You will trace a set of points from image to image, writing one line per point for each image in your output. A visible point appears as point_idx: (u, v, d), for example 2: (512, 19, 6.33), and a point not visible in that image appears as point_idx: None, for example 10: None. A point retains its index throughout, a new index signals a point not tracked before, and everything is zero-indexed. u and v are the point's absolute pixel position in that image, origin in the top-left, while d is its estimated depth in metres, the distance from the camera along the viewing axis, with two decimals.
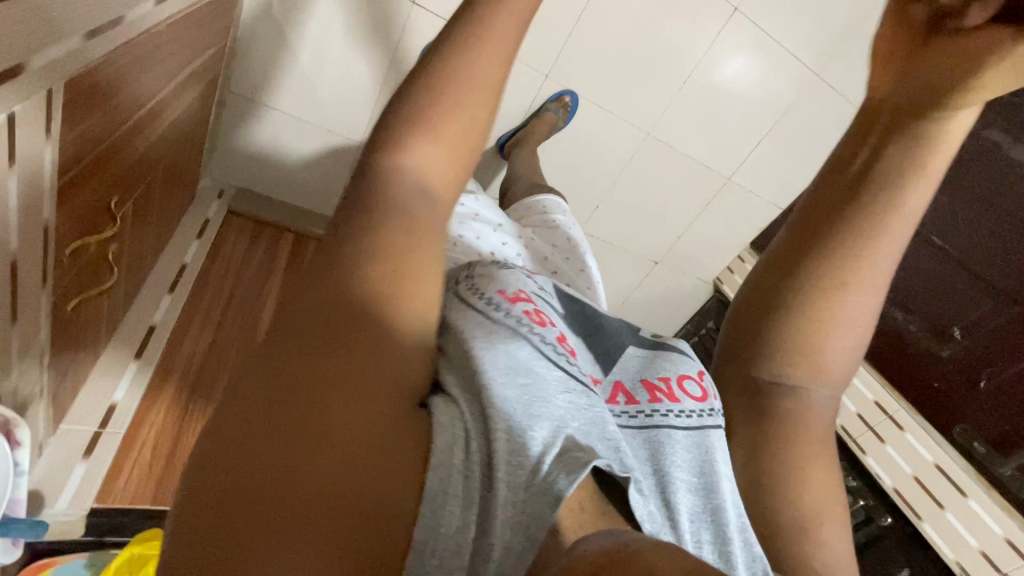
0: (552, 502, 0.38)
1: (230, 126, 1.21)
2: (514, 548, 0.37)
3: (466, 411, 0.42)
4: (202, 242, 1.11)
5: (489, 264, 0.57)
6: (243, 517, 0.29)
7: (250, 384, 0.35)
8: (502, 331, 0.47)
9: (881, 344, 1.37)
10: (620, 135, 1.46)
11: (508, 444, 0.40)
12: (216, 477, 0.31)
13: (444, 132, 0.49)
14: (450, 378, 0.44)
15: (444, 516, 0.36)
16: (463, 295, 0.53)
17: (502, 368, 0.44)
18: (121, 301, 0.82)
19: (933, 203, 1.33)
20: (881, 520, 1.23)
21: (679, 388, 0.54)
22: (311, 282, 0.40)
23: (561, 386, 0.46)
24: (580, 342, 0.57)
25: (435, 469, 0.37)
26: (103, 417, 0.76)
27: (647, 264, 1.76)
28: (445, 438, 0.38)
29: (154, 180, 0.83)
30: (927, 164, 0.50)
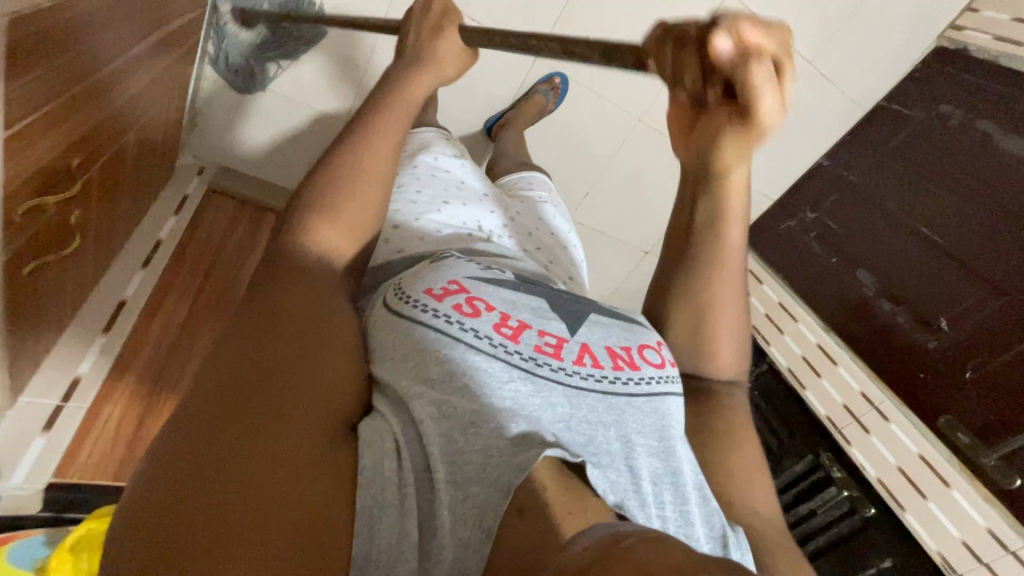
0: (505, 492, 0.44)
1: (210, 101, 1.18)
2: (470, 543, 0.43)
3: (396, 423, 0.49)
4: (180, 218, 1.08)
5: (421, 264, 0.62)
6: (197, 537, 0.38)
7: (189, 424, 0.43)
8: (431, 336, 0.53)
9: (868, 335, 1.36)
10: (610, 120, 1.44)
11: (444, 449, 0.47)
12: (169, 509, 0.39)
13: (340, 210, 0.59)
14: (380, 400, 0.52)
15: (381, 530, 0.43)
16: (391, 303, 0.58)
17: (436, 377, 0.51)
18: (88, 272, 0.79)
19: (924, 195, 1.34)
20: (864, 511, 1.26)
21: (638, 358, 0.59)
22: (242, 329, 0.49)
23: (504, 376, 0.52)
24: (539, 315, 0.59)
25: (365, 488, 0.45)
26: (66, 391, 0.73)
27: (638, 254, 1.74)
28: (369, 460, 0.46)
29: (126, 148, 0.80)
30: (730, 203, 0.67)
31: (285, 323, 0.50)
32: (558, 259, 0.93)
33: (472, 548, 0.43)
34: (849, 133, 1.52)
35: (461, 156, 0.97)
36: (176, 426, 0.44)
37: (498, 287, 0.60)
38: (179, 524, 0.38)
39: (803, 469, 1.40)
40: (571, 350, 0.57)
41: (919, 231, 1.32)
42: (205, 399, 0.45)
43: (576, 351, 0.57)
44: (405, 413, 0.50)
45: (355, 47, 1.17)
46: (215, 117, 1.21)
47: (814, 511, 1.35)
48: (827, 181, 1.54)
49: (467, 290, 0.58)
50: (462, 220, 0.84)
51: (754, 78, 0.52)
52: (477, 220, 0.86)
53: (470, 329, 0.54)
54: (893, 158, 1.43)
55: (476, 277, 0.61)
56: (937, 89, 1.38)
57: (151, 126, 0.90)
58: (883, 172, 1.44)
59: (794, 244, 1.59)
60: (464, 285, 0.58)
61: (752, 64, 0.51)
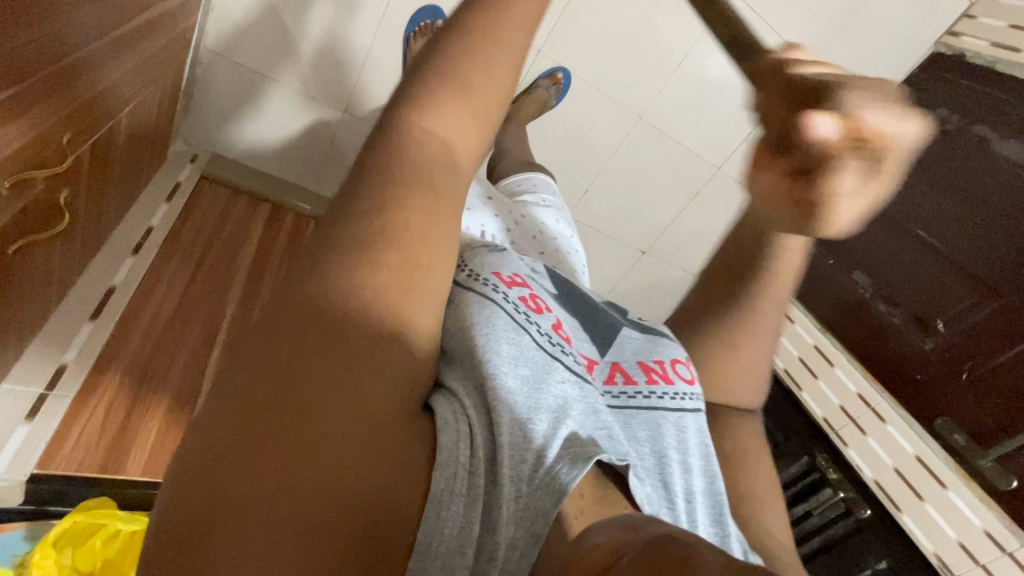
0: (556, 498, 0.41)
1: (206, 85, 1.16)
2: (518, 544, 0.39)
3: (467, 403, 0.44)
4: (173, 205, 1.05)
5: (479, 249, 0.62)
6: (239, 526, 0.29)
7: (241, 381, 0.34)
8: (503, 318, 0.51)
9: (863, 336, 1.37)
10: (611, 118, 1.44)
11: (511, 438, 0.43)
12: (208, 485, 0.30)
13: (472, 99, 0.49)
14: (449, 376, 0.48)
15: (445, 518, 0.37)
16: (460, 279, 0.57)
17: (506, 359, 0.48)
18: (75, 256, 0.76)
19: (921, 198, 1.35)
20: (860, 512, 1.26)
21: (670, 372, 0.61)
22: (310, 267, 0.40)
23: (559, 376, 0.52)
24: (579, 326, 0.62)
25: (440, 467, 0.38)
26: (51, 379, 0.70)
27: (635, 254, 1.74)
28: (448, 436, 0.40)
29: (117, 128, 0.78)
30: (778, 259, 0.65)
31: (359, 264, 0.40)
32: (563, 265, 0.92)
33: (521, 553, 0.39)
34: None
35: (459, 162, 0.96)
36: (224, 382, 0.35)
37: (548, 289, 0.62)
38: (231, 496, 0.30)
39: (798, 471, 1.40)
40: (603, 370, 0.60)
41: (916, 233, 1.33)
42: (263, 347, 0.36)
43: (607, 370, 0.60)
44: (471, 393, 0.46)
45: (357, 34, 1.14)
46: (212, 102, 1.18)
47: (810, 512, 1.33)
48: None
49: (530, 286, 0.59)
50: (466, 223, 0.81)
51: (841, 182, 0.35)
52: (482, 224, 0.84)
53: (535, 323, 0.54)
54: None
55: (533, 276, 0.62)
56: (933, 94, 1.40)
57: (143, 108, 0.87)
58: None
59: None
60: (527, 278, 0.59)
61: (847, 163, 0.35)
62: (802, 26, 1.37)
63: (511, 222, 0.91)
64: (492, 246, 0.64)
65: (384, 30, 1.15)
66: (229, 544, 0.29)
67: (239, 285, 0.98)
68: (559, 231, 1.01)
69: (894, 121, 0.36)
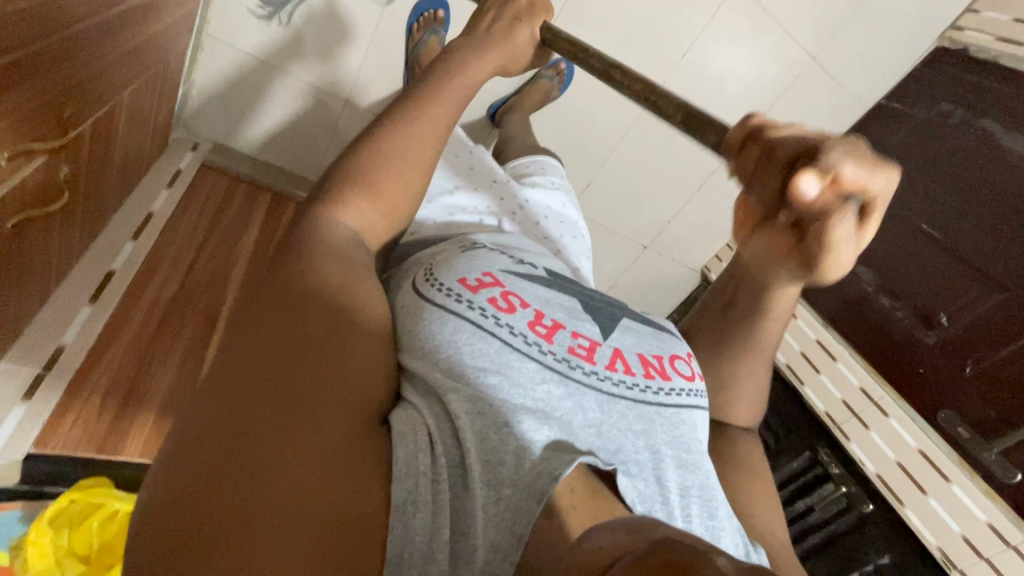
0: (539, 497, 0.42)
1: (207, 72, 1.15)
2: (501, 548, 0.40)
3: (427, 415, 0.47)
4: (172, 192, 1.04)
5: (453, 254, 0.63)
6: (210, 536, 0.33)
7: (203, 410, 0.39)
8: (467, 329, 0.53)
9: (866, 331, 1.37)
10: (614, 111, 1.43)
11: (479, 443, 0.46)
12: (176, 506, 0.34)
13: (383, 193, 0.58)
14: (410, 392, 0.51)
15: (414, 525, 0.39)
16: (423, 289, 0.57)
17: (472, 368, 0.50)
18: (75, 238, 0.76)
19: (926, 194, 1.35)
20: (863, 507, 1.24)
21: (668, 368, 0.61)
22: (252, 315, 0.46)
23: (538, 378, 0.52)
24: (574, 317, 0.61)
25: (399, 480, 0.41)
26: (48, 358, 0.68)
27: (637, 250, 1.74)
28: (405, 450, 0.43)
29: (120, 109, 0.77)
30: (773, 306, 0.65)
31: (300, 307, 0.46)
32: (567, 247, 0.93)
33: (502, 555, 0.40)
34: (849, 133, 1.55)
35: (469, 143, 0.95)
36: (182, 423, 0.40)
37: (531, 283, 0.62)
38: (199, 517, 0.34)
39: (800, 466, 1.38)
40: (604, 354, 0.58)
41: (920, 228, 1.34)
42: (222, 385, 0.41)
43: (609, 355, 0.58)
44: (433, 406, 0.49)
45: (360, 23, 1.14)
46: (214, 91, 1.18)
47: (812, 507, 1.33)
48: None
49: (501, 284, 0.59)
50: (460, 211, 0.82)
51: (838, 227, 0.46)
52: (484, 208, 0.85)
53: (506, 325, 0.55)
54: (892, 156, 1.45)
55: (508, 271, 0.62)
56: (937, 89, 1.39)
57: (146, 92, 0.87)
58: None
59: None
60: (498, 278, 0.60)
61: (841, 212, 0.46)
62: (806, 22, 1.37)
63: (518, 204, 0.92)
64: (467, 248, 0.64)
65: (388, 19, 1.14)
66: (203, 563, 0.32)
67: (240, 272, 0.97)
68: (565, 212, 1.01)
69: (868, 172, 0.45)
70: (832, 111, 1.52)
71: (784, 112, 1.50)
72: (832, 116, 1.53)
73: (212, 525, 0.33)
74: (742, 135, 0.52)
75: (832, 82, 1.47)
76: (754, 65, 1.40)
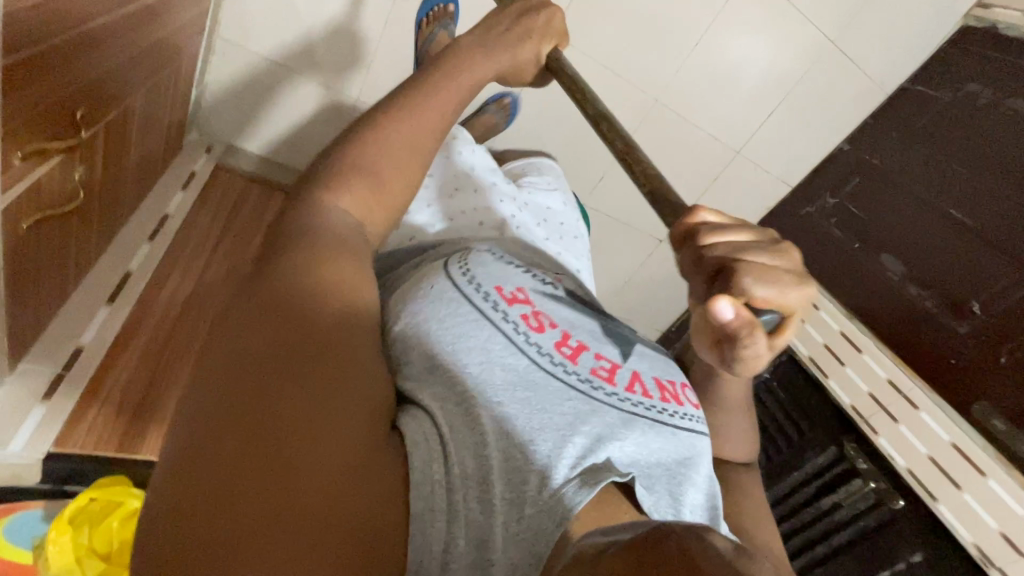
0: (558, 520, 0.43)
1: (220, 74, 1.15)
2: (517, 565, 0.42)
3: (442, 424, 0.48)
4: (187, 194, 1.05)
5: (484, 257, 0.65)
6: (233, 541, 0.34)
7: (209, 407, 0.39)
8: (499, 341, 0.55)
9: (893, 319, 1.35)
10: (629, 103, 1.40)
11: (502, 460, 0.46)
12: (202, 503, 0.35)
13: (393, 178, 0.57)
14: (427, 395, 0.50)
15: (431, 534, 0.41)
16: (459, 281, 0.59)
17: (500, 383, 0.52)
18: (93, 239, 0.76)
19: (954, 178, 1.31)
20: (892, 503, 1.20)
21: (680, 395, 0.65)
22: (292, 299, 0.45)
23: (563, 395, 0.54)
24: (589, 339, 0.63)
25: (417, 487, 0.42)
26: (68, 360, 0.69)
27: (652, 243, 1.71)
28: (421, 458, 0.44)
29: (135, 109, 0.77)
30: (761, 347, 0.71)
31: (308, 314, 0.44)
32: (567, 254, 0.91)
33: (520, 573, 0.41)
34: (870, 118, 1.51)
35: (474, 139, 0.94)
36: (189, 408, 0.40)
37: (558, 305, 0.65)
38: (225, 529, 0.34)
39: (826, 462, 1.35)
40: (624, 376, 0.61)
41: (948, 214, 1.30)
42: (241, 379, 0.40)
43: (627, 378, 0.61)
44: (448, 412, 0.49)
45: (372, 23, 1.14)
46: (227, 92, 1.18)
47: (839, 504, 1.29)
48: (850, 165, 1.54)
49: (532, 303, 0.62)
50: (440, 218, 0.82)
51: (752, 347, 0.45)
52: (479, 209, 0.84)
53: (534, 344, 0.57)
54: (917, 140, 1.41)
55: (536, 291, 0.65)
56: (963, 69, 1.35)
57: (160, 93, 0.88)
58: (906, 157, 1.42)
59: (816, 229, 1.58)
60: (529, 296, 0.63)
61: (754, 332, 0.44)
62: (824, 6, 1.33)
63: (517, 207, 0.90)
64: (494, 256, 0.66)
65: (398, 17, 1.14)
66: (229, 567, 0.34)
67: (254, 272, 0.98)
68: (568, 218, 0.99)
69: (780, 292, 0.45)
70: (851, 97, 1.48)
71: (801, 100, 1.47)
72: (851, 101, 1.49)
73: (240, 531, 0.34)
74: (677, 236, 0.49)
75: (852, 66, 1.43)
76: (770, 52, 1.38)
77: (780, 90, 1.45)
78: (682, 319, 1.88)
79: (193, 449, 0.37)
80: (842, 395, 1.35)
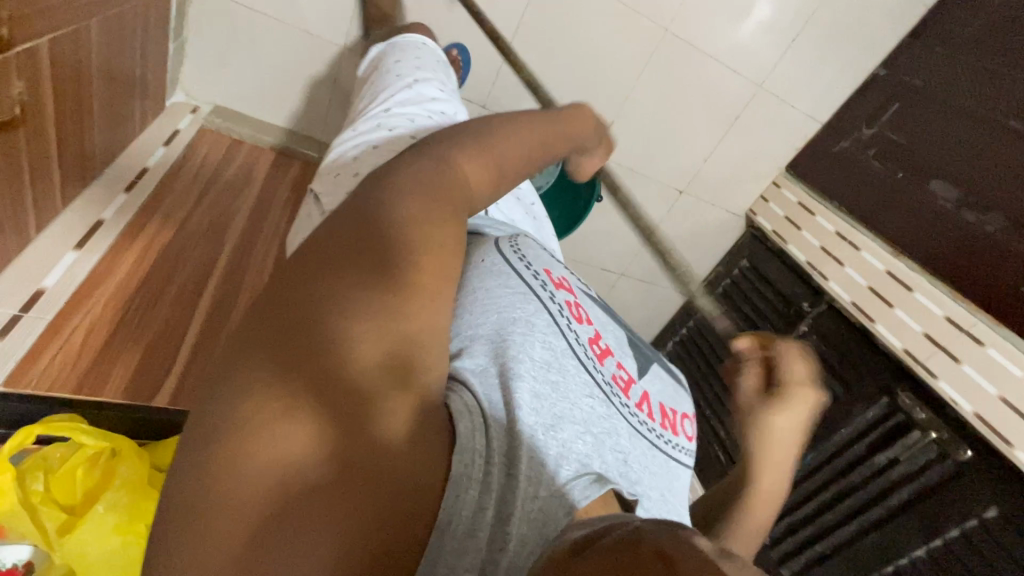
0: (567, 510, 0.42)
1: (198, 28, 1.10)
2: (527, 542, 0.39)
3: (481, 393, 0.43)
4: (169, 149, 1.01)
5: (531, 243, 0.63)
6: (238, 510, 0.31)
7: (255, 347, 0.36)
8: (545, 319, 0.51)
9: (954, 252, 1.20)
10: (637, 36, 1.29)
11: (530, 442, 0.43)
12: (217, 457, 0.32)
13: None
14: (467, 363, 0.45)
15: (464, 500, 0.37)
16: (513, 259, 0.57)
17: (540, 359, 0.48)
18: (53, 178, 0.71)
19: (1010, 86, 1.16)
20: (958, 455, 1.05)
21: (679, 425, 0.63)
22: (315, 253, 0.41)
23: (585, 390, 0.51)
24: (617, 345, 0.61)
25: (460, 451, 0.38)
26: (27, 300, 0.64)
27: (672, 195, 1.59)
28: (466, 425, 0.40)
29: (89, 35, 0.71)
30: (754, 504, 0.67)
31: (326, 267, 0.40)
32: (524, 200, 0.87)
33: (528, 550, 0.38)
34: (909, 37, 1.37)
35: (410, 86, 0.82)
36: (228, 363, 0.36)
37: (592, 304, 0.63)
38: (241, 496, 0.31)
39: (876, 416, 1.23)
40: (636, 393, 0.59)
41: (1007, 125, 1.15)
42: (279, 318, 0.37)
43: (639, 395, 0.59)
44: (490, 379, 0.45)
45: None
46: (209, 48, 1.12)
47: (896, 459, 1.16)
48: (885, 91, 1.40)
49: (574, 295, 0.60)
50: None
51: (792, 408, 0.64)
52: None
53: (573, 331, 0.54)
54: (965, 52, 1.25)
55: (576, 286, 0.64)
56: None
57: (122, 28, 0.82)
58: (952, 72, 1.27)
59: (851, 165, 1.44)
60: (572, 287, 0.61)
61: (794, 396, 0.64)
62: None
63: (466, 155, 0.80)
64: (540, 246, 0.65)
65: None
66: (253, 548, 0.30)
67: (238, 225, 0.93)
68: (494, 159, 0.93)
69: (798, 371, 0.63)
70: (884, 14, 1.35)
71: (829, 20, 1.34)
72: (885, 18, 1.35)
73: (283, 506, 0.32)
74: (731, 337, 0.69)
75: None
76: None
77: (802, 10, 1.32)
78: (710, 279, 1.77)
79: (237, 401, 0.34)
80: (888, 338, 1.23)
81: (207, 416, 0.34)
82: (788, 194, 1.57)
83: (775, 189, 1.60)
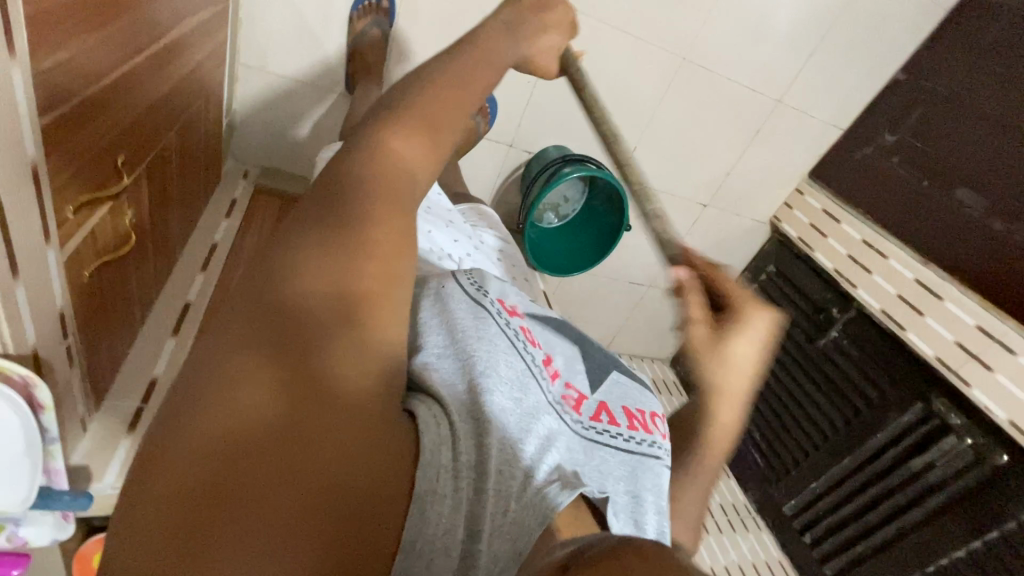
0: (541, 520, 0.46)
1: (245, 102, 1.18)
2: (500, 557, 0.44)
3: (450, 412, 0.47)
4: (231, 221, 1.10)
5: (483, 271, 0.70)
6: (211, 520, 0.33)
7: (229, 363, 0.38)
8: (504, 342, 0.58)
9: (985, 258, 1.22)
10: (654, 65, 1.32)
11: (500, 454, 0.48)
12: (190, 472, 0.34)
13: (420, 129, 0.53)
14: (431, 385, 0.50)
15: (429, 517, 0.40)
16: (470, 290, 0.62)
17: (503, 376, 0.54)
18: (151, 275, 0.80)
19: None
20: (995, 459, 1.10)
21: (650, 423, 0.68)
22: (279, 262, 0.44)
23: (544, 406, 0.56)
24: (571, 366, 0.69)
25: (423, 467, 0.41)
26: (144, 393, 0.74)
27: (695, 208, 1.62)
28: (430, 438, 0.43)
29: (171, 147, 0.80)
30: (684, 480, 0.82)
31: (295, 284, 0.42)
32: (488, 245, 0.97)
33: (503, 564, 0.44)
34: (927, 41, 1.38)
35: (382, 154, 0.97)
36: (204, 368, 0.39)
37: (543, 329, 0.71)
38: (209, 508, 0.33)
39: (912, 421, 1.26)
40: (591, 406, 0.65)
41: None
42: (252, 335, 0.40)
43: (594, 407, 0.65)
44: (459, 400, 0.50)
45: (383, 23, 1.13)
46: (254, 118, 1.20)
47: (933, 463, 1.19)
48: (906, 96, 1.41)
49: (525, 321, 0.67)
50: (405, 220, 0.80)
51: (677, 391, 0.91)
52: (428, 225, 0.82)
53: (528, 353, 0.61)
54: (986, 57, 1.26)
55: (529, 314, 0.72)
56: None
57: (193, 126, 0.90)
58: (973, 78, 1.28)
59: (873, 170, 1.47)
60: (523, 315, 0.68)
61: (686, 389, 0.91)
62: None
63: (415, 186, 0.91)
64: (495, 277, 0.72)
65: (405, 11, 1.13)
66: (214, 541, 0.32)
67: None
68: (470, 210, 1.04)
69: None
70: (902, 20, 1.35)
71: (846, 31, 1.35)
72: (902, 25, 1.36)
73: (230, 492, 0.33)
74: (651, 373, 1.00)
75: None
76: None
77: (818, 25, 1.33)
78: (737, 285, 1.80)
79: (209, 419, 0.36)
80: (919, 344, 1.26)
81: (176, 413, 0.37)
82: (813, 202, 1.58)
83: (798, 196, 1.62)
